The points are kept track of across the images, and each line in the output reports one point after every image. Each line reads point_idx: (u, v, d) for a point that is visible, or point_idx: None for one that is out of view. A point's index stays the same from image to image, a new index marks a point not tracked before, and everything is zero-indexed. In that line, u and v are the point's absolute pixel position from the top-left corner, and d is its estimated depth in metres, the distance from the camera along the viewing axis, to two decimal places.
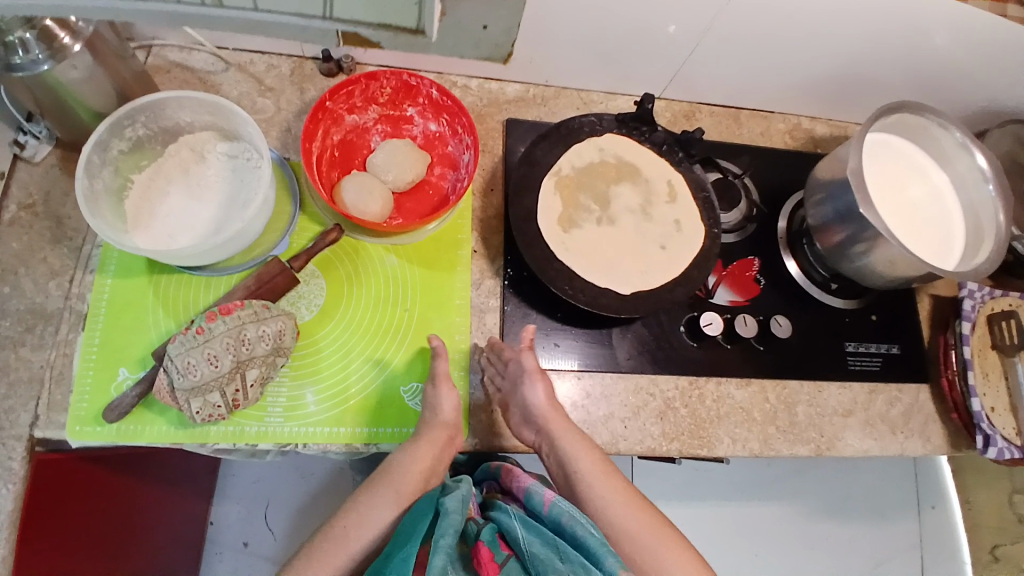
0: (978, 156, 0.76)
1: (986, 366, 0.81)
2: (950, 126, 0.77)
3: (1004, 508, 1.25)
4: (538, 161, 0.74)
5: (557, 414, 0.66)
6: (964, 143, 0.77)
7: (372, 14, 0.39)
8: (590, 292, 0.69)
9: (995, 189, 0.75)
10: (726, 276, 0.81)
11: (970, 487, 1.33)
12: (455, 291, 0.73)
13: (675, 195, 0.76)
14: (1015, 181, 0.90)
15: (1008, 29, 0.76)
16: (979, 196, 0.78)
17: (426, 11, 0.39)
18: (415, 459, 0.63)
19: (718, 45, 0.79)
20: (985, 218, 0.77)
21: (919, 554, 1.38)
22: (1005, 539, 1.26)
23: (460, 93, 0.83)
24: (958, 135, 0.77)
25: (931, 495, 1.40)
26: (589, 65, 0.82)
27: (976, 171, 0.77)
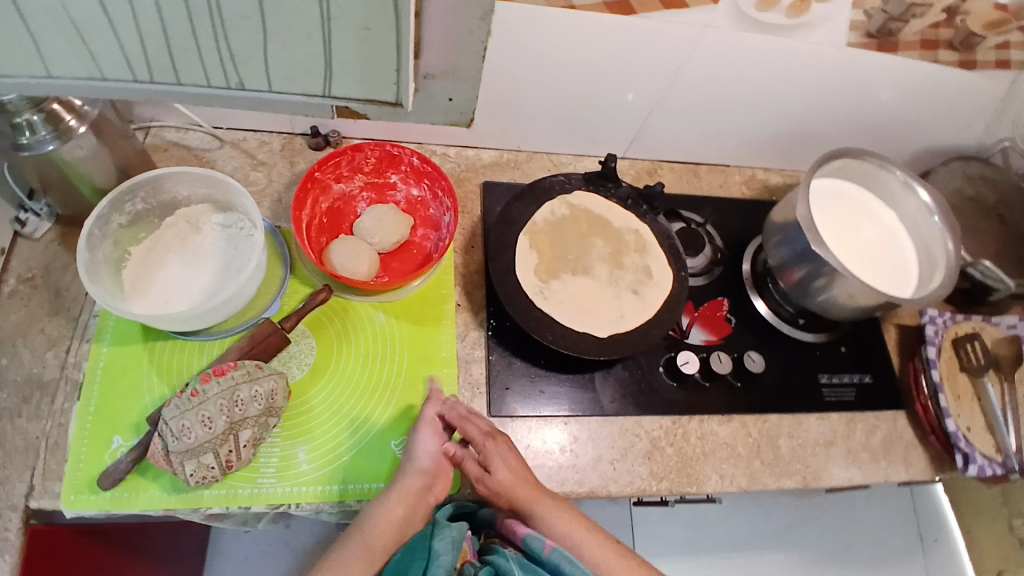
0: (920, 190, 0.82)
1: (955, 387, 0.85)
2: (891, 168, 0.84)
3: (1005, 536, 1.34)
4: (515, 220, 0.79)
5: (522, 484, 0.66)
6: (907, 181, 0.83)
7: (361, 91, 0.55)
8: (570, 337, 0.73)
9: (940, 220, 0.81)
10: (698, 316, 0.85)
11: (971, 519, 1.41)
12: (440, 344, 0.76)
13: (642, 244, 0.82)
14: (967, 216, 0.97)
15: (939, 70, 0.84)
16: (926, 227, 0.83)
17: (403, 89, 0.55)
18: (381, 516, 0.62)
19: (674, 108, 0.87)
20: (935, 248, 0.82)
21: None
22: (1011, 567, 1.33)
23: (440, 160, 0.89)
24: (900, 175, 0.83)
25: (936, 531, 1.45)
26: (559, 129, 0.90)
27: (922, 206, 0.83)
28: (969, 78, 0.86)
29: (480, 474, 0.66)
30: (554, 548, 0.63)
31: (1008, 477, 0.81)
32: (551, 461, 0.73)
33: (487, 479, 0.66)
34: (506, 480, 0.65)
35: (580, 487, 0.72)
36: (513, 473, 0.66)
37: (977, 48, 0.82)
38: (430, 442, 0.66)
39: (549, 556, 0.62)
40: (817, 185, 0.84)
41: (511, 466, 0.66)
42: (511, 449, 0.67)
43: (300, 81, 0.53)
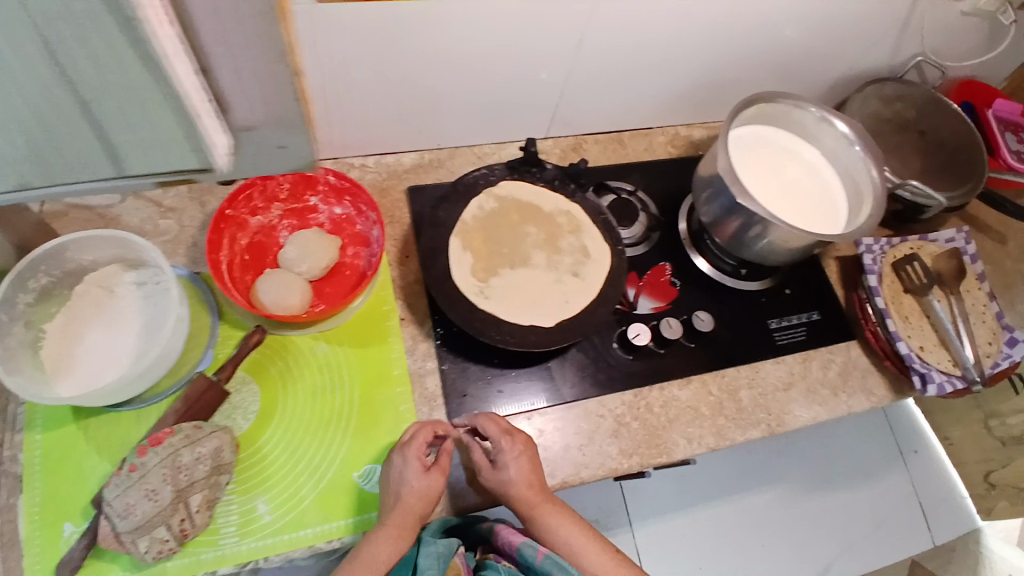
0: (836, 122, 0.82)
1: (901, 310, 0.87)
2: (805, 104, 0.83)
3: (983, 435, 1.37)
4: (442, 222, 0.76)
5: (531, 484, 0.68)
6: (822, 116, 0.83)
7: (157, 163, 0.33)
8: (517, 333, 0.71)
9: (861, 148, 0.81)
10: (644, 285, 0.85)
11: (945, 424, 1.47)
12: (389, 365, 0.74)
13: (577, 224, 0.80)
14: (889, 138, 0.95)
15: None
16: (849, 158, 0.83)
17: (208, 154, 0.32)
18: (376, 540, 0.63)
19: (586, 80, 0.85)
20: (860, 177, 0.82)
21: (917, 500, 1.46)
22: (996, 466, 1.37)
23: (359, 173, 0.85)
24: (815, 109, 0.82)
25: (913, 443, 1.51)
26: (474, 120, 0.87)
27: (841, 138, 0.83)
28: (873, 2, 0.85)
29: (489, 471, 0.68)
30: (547, 555, 0.67)
31: (968, 389, 0.84)
32: None
33: (496, 477, 0.67)
34: (519, 480, 0.67)
35: (554, 478, 0.72)
36: (526, 473, 0.67)
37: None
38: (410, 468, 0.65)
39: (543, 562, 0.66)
40: (736, 135, 0.83)
41: (523, 470, 0.67)
42: (527, 449, 0.69)
43: (83, 166, 0.32)
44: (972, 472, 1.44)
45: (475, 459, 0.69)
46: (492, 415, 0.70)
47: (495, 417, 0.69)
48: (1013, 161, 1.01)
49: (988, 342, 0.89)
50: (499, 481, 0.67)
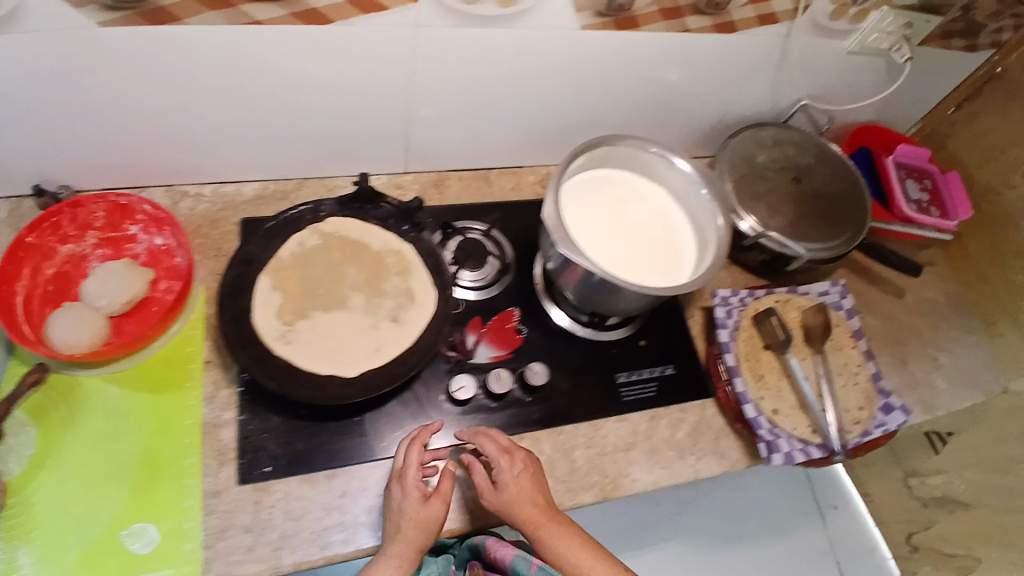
0: (682, 165, 0.78)
1: (758, 368, 0.81)
2: (644, 145, 0.79)
3: (903, 493, 1.41)
4: (254, 258, 0.70)
5: (533, 504, 0.66)
6: (663, 156, 0.79)
7: None
8: (310, 386, 0.65)
9: (707, 192, 0.78)
10: (485, 331, 0.80)
11: (868, 480, 1.49)
12: (185, 411, 0.69)
13: (407, 265, 0.74)
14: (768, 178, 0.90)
15: (698, 38, 0.78)
16: (696, 201, 0.80)
17: None
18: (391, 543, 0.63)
19: (434, 117, 0.82)
20: (708, 222, 0.78)
21: (835, 558, 1.41)
22: (917, 527, 1.39)
23: (193, 202, 0.81)
24: (654, 150, 0.79)
25: (834, 496, 1.49)
26: (319, 155, 0.83)
27: (687, 179, 0.79)
28: (734, 41, 0.80)
29: (486, 489, 0.67)
30: None
31: (832, 457, 0.78)
32: (313, 523, 0.66)
33: (494, 496, 0.66)
34: (516, 498, 0.65)
35: (348, 547, 0.65)
36: (527, 490, 0.66)
37: (731, 9, 0.75)
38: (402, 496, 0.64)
39: None
40: (575, 177, 0.80)
41: (525, 487, 0.66)
42: (527, 469, 0.68)
43: None
44: (893, 532, 1.44)
45: (476, 480, 0.67)
46: (417, 441, 0.68)
47: (419, 442, 0.68)
48: (909, 212, 0.95)
49: (861, 407, 0.83)
50: (495, 501, 0.66)
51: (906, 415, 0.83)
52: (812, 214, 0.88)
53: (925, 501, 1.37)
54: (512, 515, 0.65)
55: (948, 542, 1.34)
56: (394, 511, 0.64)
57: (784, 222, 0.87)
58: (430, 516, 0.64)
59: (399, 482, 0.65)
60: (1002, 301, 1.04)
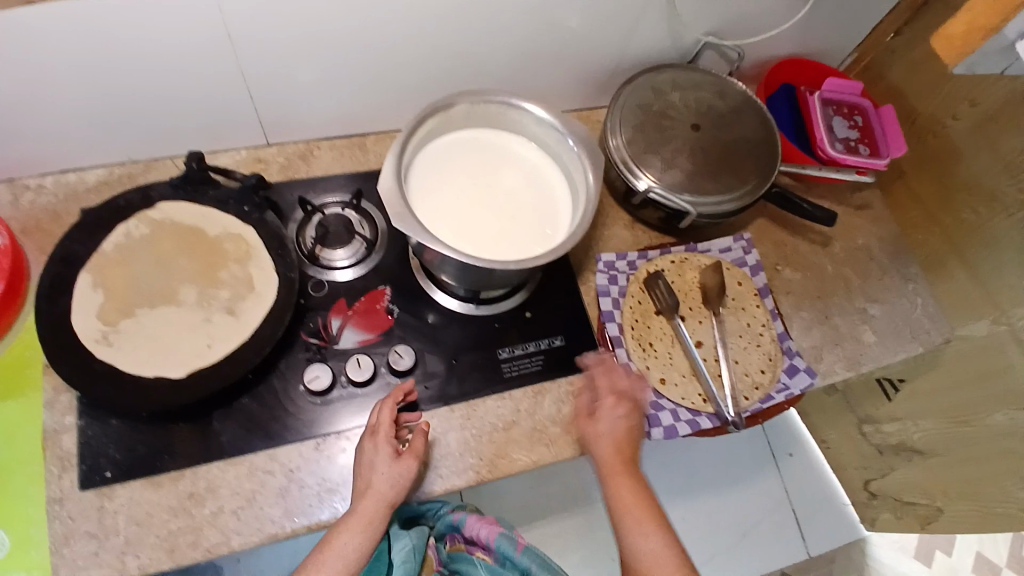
0: (546, 117, 0.71)
1: (645, 336, 0.76)
2: (493, 97, 0.71)
3: (859, 441, 1.30)
4: (77, 256, 0.67)
5: (606, 442, 0.68)
6: (520, 108, 0.72)
7: None
8: (134, 390, 0.62)
9: (574, 143, 0.70)
10: (351, 315, 0.75)
11: (822, 427, 1.39)
12: (26, 418, 0.66)
13: (250, 252, 0.70)
14: (668, 126, 0.80)
15: None
16: (566, 152, 0.73)
17: None
18: (380, 481, 0.64)
19: (278, 85, 0.74)
20: (579, 176, 0.71)
21: (789, 504, 1.37)
22: (874, 475, 1.29)
23: (32, 195, 0.76)
24: (506, 101, 0.71)
25: (788, 444, 1.43)
26: (165, 135, 0.77)
27: (551, 130, 0.72)
28: None
29: (586, 420, 0.71)
30: (526, 550, 0.78)
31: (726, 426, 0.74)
32: (158, 526, 0.63)
33: (590, 426, 0.70)
34: (613, 430, 0.69)
35: (195, 548, 0.63)
36: (619, 427, 0.69)
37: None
38: (384, 450, 0.65)
39: (522, 552, 0.78)
40: (425, 144, 0.72)
41: (619, 428, 0.69)
42: (635, 405, 0.71)
43: None
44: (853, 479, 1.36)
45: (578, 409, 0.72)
46: (391, 400, 0.69)
47: (392, 402, 0.69)
48: (834, 154, 0.85)
49: (762, 370, 0.77)
50: (590, 431, 0.70)
51: (812, 377, 0.78)
52: (715, 162, 0.79)
53: (880, 449, 1.26)
54: (594, 448, 0.69)
55: (907, 490, 1.24)
56: (368, 464, 0.65)
57: (687, 174, 0.78)
58: (405, 464, 0.65)
59: (371, 436, 0.67)
60: (947, 245, 0.95)
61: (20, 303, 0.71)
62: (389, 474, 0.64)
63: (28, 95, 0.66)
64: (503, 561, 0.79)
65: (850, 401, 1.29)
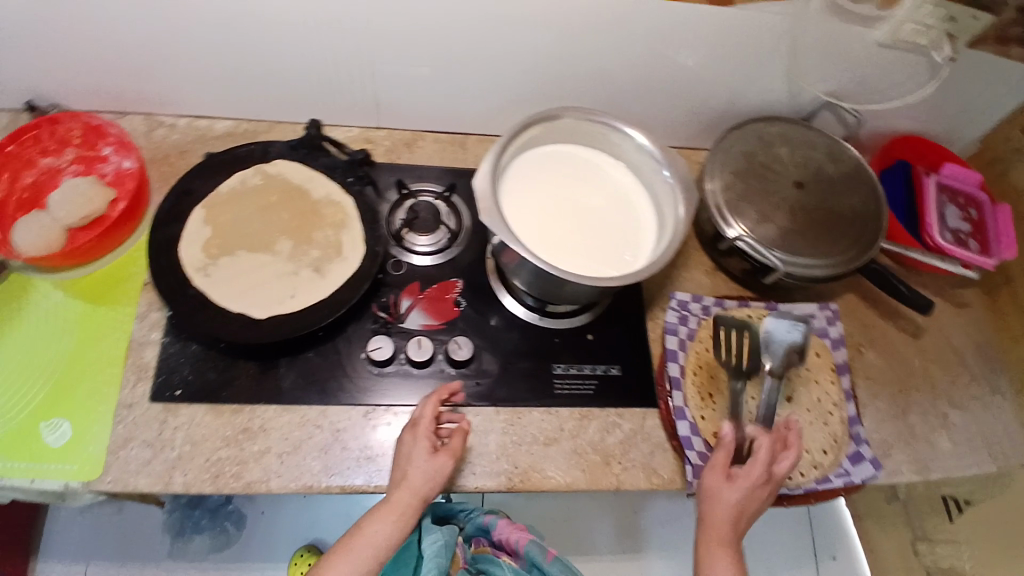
0: (647, 146, 0.71)
1: (706, 386, 0.74)
2: (600, 118, 0.72)
3: (907, 554, 1.19)
4: (194, 190, 0.73)
5: (723, 512, 0.61)
6: (627, 134, 0.72)
7: None
8: (218, 320, 0.66)
9: (670, 175, 0.70)
10: (422, 299, 0.77)
11: (873, 535, 1.27)
12: (116, 326, 0.72)
13: (344, 220, 0.74)
14: (769, 177, 0.79)
15: (686, 9, 0.70)
16: (662, 186, 0.72)
17: None
18: (418, 473, 0.63)
19: (401, 73, 0.79)
20: (669, 211, 0.71)
21: None
22: None
23: (166, 131, 0.84)
24: (613, 124, 0.72)
25: (830, 545, 1.31)
26: (292, 102, 0.83)
27: (652, 161, 0.72)
28: (733, 17, 0.71)
29: (719, 474, 0.63)
30: (556, 560, 0.75)
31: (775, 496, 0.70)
32: (209, 450, 0.67)
33: (720, 483, 0.63)
34: (742, 499, 0.61)
35: (236, 481, 0.66)
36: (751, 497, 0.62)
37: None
38: (422, 445, 0.65)
39: (552, 561, 0.75)
40: (526, 150, 0.74)
41: (745, 502, 0.62)
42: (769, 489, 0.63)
43: None
44: None
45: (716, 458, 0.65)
46: (435, 396, 0.68)
47: (436, 398, 0.68)
48: (941, 242, 0.81)
49: (824, 451, 0.73)
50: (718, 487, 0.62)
51: (876, 471, 0.73)
52: (812, 226, 0.77)
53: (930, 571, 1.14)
54: (709, 506, 0.62)
55: None
56: (405, 457, 0.64)
57: (782, 229, 0.76)
58: (444, 462, 0.64)
59: (411, 429, 0.66)
60: None
61: (136, 225, 0.78)
62: (426, 467, 0.63)
63: (187, 42, 0.73)
64: (530, 568, 0.77)
65: (909, 514, 1.18)
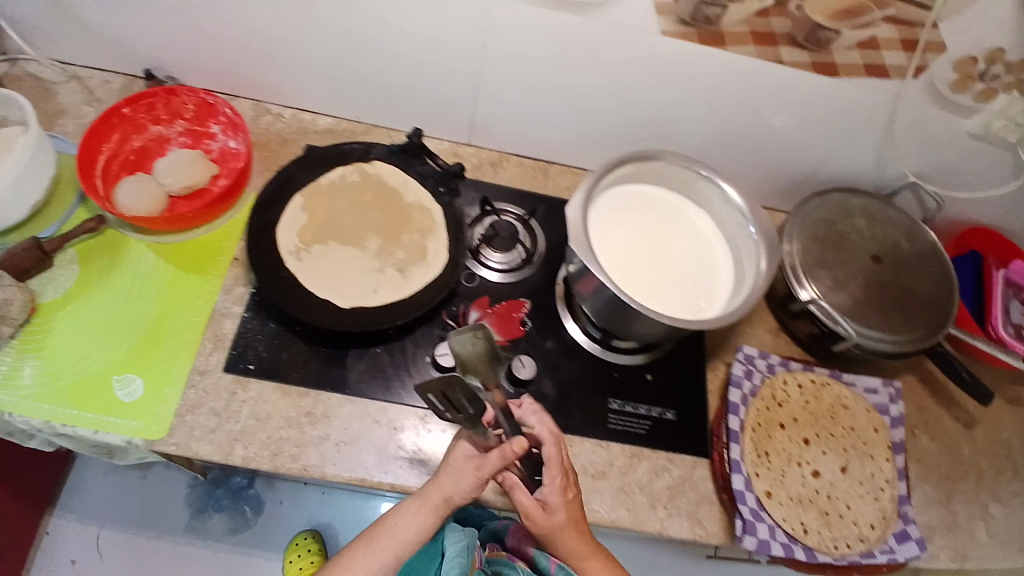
0: (737, 200, 0.73)
1: (764, 443, 0.73)
2: (696, 166, 0.74)
3: None
4: (296, 178, 0.76)
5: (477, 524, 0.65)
6: (720, 187, 0.74)
7: None
8: (303, 303, 0.69)
9: (756, 232, 0.71)
10: (490, 314, 0.79)
11: None
12: (200, 294, 0.75)
13: (430, 227, 0.76)
14: (844, 247, 0.80)
15: (792, 75, 0.72)
16: (745, 242, 0.73)
17: None
18: (448, 475, 0.63)
19: (503, 96, 0.82)
20: (750, 267, 0.72)
21: None
22: None
23: (272, 119, 0.88)
24: (707, 174, 0.74)
25: None
26: (394, 109, 0.87)
27: (739, 216, 0.74)
28: (834, 87, 0.73)
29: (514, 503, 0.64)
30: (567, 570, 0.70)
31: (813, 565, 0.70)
32: (271, 428, 0.69)
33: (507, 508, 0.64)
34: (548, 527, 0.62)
35: (293, 462, 0.67)
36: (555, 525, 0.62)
37: (832, 47, 0.69)
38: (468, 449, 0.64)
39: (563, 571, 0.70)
40: (616, 186, 0.76)
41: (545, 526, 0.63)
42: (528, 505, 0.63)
43: None
44: None
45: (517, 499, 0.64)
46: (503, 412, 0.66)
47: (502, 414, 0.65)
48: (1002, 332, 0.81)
49: (872, 526, 0.72)
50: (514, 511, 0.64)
51: (922, 551, 0.71)
52: (883, 300, 0.77)
53: None
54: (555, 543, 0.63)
55: None
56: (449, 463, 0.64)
57: (851, 299, 0.77)
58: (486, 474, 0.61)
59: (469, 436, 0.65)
60: None
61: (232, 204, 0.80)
62: (458, 473, 0.62)
63: (311, 39, 0.78)
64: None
65: None
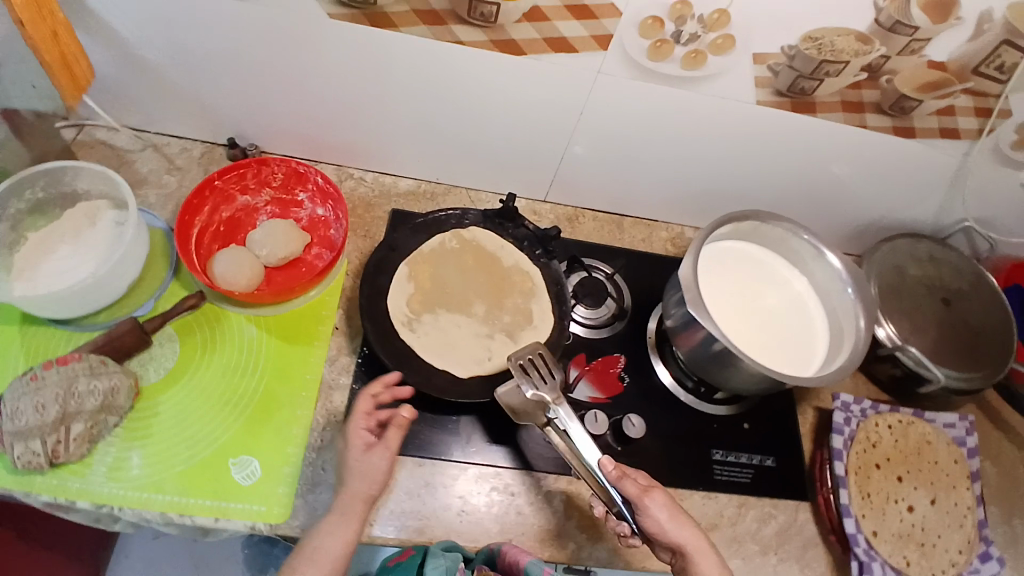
0: (830, 258, 0.77)
1: (866, 485, 0.76)
2: (798, 231, 0.78)
3: None
4: (399, 246, 0.77)
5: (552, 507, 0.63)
6: (815, 246, 0.78)
7: None
8: (424, 374, 0.70)
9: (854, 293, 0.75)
10: (588, 370, 0.81)
11: None
12: (307, 366, 0.75)
13: (532, 289, 0.78)
14: (912, 294, 0.86)
15: (874, 137, 0.77)
16: (839, 300, 0.78)
17: None
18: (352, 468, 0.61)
19: (588, 158, 0.85)
20: (846, 322, 0.76)
21: None
22: None
23: (355, 184, 0.89)
24: (806, 238, 0.78)
25: None
26: (476, 169, 0.89)
27: (834, 276, 0.78)
28: (912, 147, 0.78)
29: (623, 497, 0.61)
30: None
31: None
32: (391, 503, 0.67)
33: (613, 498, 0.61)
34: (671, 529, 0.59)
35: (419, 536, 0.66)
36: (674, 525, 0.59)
37: (914, 114, 0.74)
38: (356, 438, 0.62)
39: None
40: (711, 245, 0.80)
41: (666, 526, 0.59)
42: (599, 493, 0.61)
43: None
44: None
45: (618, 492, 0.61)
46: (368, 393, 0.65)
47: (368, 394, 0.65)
48: None
49: (959, 550, 0.76)
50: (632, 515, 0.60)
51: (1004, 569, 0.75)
52: (956, 343, 0.83)
53: None
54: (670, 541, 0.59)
55: None
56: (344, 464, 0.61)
57: (926, 344, 0.83)
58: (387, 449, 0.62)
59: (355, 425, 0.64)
60: None
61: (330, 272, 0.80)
62: (352, 465, 0.60)
63: (406, 110, 0.79)
64: None
65: None
